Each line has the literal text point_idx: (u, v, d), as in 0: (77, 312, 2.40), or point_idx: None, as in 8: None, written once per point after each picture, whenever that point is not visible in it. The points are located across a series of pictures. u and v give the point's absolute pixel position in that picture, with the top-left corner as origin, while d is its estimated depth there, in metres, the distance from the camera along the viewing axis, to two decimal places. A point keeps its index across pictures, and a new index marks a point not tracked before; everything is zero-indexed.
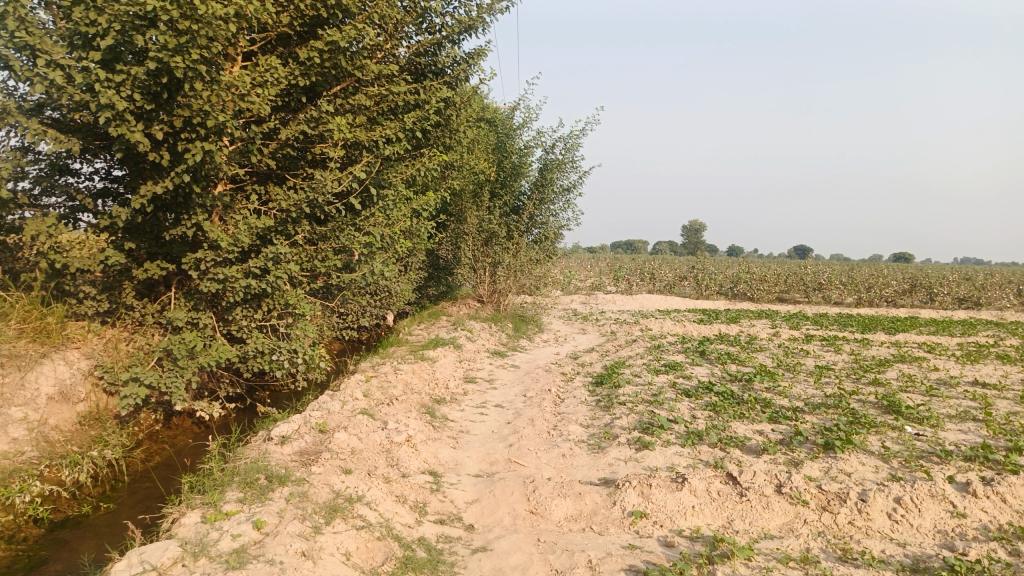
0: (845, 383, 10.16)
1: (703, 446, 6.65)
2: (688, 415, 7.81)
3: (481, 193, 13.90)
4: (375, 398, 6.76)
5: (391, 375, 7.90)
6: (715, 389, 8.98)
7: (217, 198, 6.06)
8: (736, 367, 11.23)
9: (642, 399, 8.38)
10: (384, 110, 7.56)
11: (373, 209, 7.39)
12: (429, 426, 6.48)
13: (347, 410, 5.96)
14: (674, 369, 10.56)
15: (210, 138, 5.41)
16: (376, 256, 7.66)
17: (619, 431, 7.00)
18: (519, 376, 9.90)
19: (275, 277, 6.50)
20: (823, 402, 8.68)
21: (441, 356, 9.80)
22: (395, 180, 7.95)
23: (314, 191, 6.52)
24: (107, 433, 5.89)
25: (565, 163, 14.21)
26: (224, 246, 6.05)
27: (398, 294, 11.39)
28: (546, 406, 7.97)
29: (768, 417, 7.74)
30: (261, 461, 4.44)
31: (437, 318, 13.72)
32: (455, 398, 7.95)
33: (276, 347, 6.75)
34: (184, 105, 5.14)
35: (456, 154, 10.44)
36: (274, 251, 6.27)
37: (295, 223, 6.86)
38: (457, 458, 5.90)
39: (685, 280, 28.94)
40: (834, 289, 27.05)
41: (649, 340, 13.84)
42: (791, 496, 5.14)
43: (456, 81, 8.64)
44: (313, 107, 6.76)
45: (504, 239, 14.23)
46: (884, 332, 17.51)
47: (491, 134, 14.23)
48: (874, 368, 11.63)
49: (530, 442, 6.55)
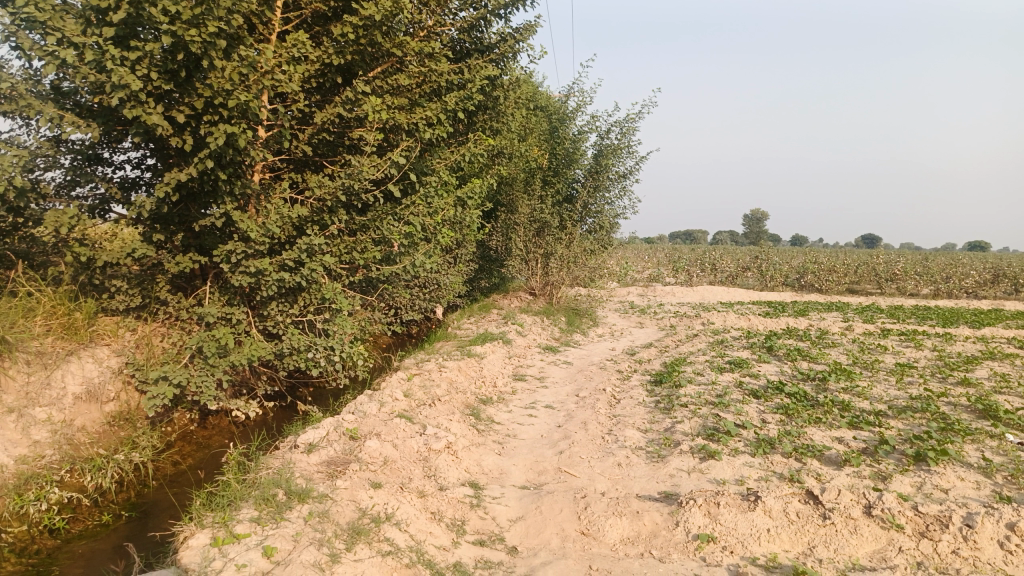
0: (931, 384, 9.26)
1: (776, 455, 6.01)
2: (757, 419, 7.13)
3: (533, 181, 13.33)
4: (416, 399, 6.32)
5: (435, 372, 7.45)
6: (785, 389, 8.25)
7: (247, 185, 5.69)
8: (808, 365, 10.41)
9: (705, 400, 7.72)
10: (427, 91, 7.08)
11: (414, 197, 6.92)
12: (473, 430, 6.01)
13: (383, 414, 5.53)
14: (739, 367, 9.84)
15: (235, 120, 5.00)
16: (418, 247, 7.20)
17: (681, 437, 6.39)
18: (572, 374, 9.35)
19: (309, 270, 6.11)
20: (908, 406, 7.85)
21: (489, 352, 9.34)
22: (439, 166, 7.48)
23: (350, 177, 6.08)
24: (136, 435, 5.62)
25: (622, 149, 13.47)
26: (256, 237, 5.68)
27: (446, 286, 10.98)
28: (601, 407, 7.41)
29: (847, 422, 6.99)
30: (283, 474, 4.03)
31: (488, 311, 13.27)
32: (503, 398, 7.47)
33: (312, 344, 6.36)
34: (206, 84, 4.75)
35: (505, 139, 9.91)
36: (308, 242, 5.86)
37: (331, 212, 6.44)
38: (502, 467, 5.41)
39: (748, 271, 27.80)
40: (909, 280, 25.54)
41: (711, 334, 13.09)
42: (883, 520, 4.42)
43: (503, 59, 8.09)
44: (350, 87, 6.32)
45: (557, 229, 13.66)
46: (968, 326, 16.22)
47: (544, 120, 13.64)
48: (962, 367, 10.63)
49: (583, 448, 6.00)
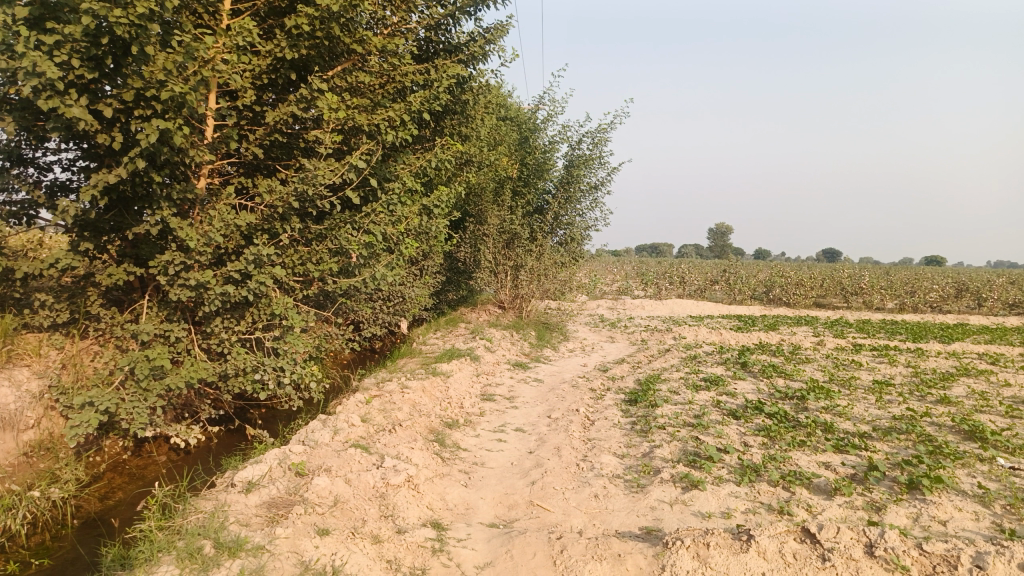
0: (911, 403, 8.98)
1: (762, 484, 5.60)
2: (738, 443, 6.74)
3: (503, 191, 12.90)
4: (375, 425, 5.79)
5: (397, 393, 6.92)
6: (766, 410, 7.89)
7: (187, 189, 5.14)
8: (785, 382, 10.08)
9: (683, 422, 7.32)
10: (390, 92, 6.59)
11: (376, 204, 6.40)
12: (437, 458, 5.51)
13: (337, 443, 5.01)
14: (715, 385, 9.48)
15: (171, 115, 4.45)
16: (380, 259, 6.68)
17: (660, 464, 5.95)
18: (543, 392, 8.90)
19: (257, 283, 5.55)
20: (893, 427, 7.53)
21: (456, 369, 8.83)
22: (403, 171, 6.99)
23: (303, 182, 5.55)
24: (58, 468, 5.03)
25: (593, 160, 13.11)
26: (196, 246, 5.12)
27: (411, 300, 10.48)
28: (575, 430, 6.95)
29: (833, 445, 6.63)
30: (215, 521, 3.49)
31: (455, 326, 12.78)
32: (470, 421, 6.97)
33: (260, 365, 5.79)
34: (136, 75, 4.19)
35: (474, 146, 9.46)
36: (256, 252, 5.31)
37: (283, 221, 5.90)
38: (468, 501, 4.92)
39: (716, 284, 27.71)
40: (874, 294, 25.64)
41: (684, 350, 12.74)
42: (887, 562, 3.98)
43: (472, 60, 7.65)
44: (304, 85, 5.81)
45: (527, 240, 13.23)
46: (937, 341, 16.16)
47: (514, 129, 13.25)
48: (939, 384, 10.41)
49: (556, 478, 5.52)
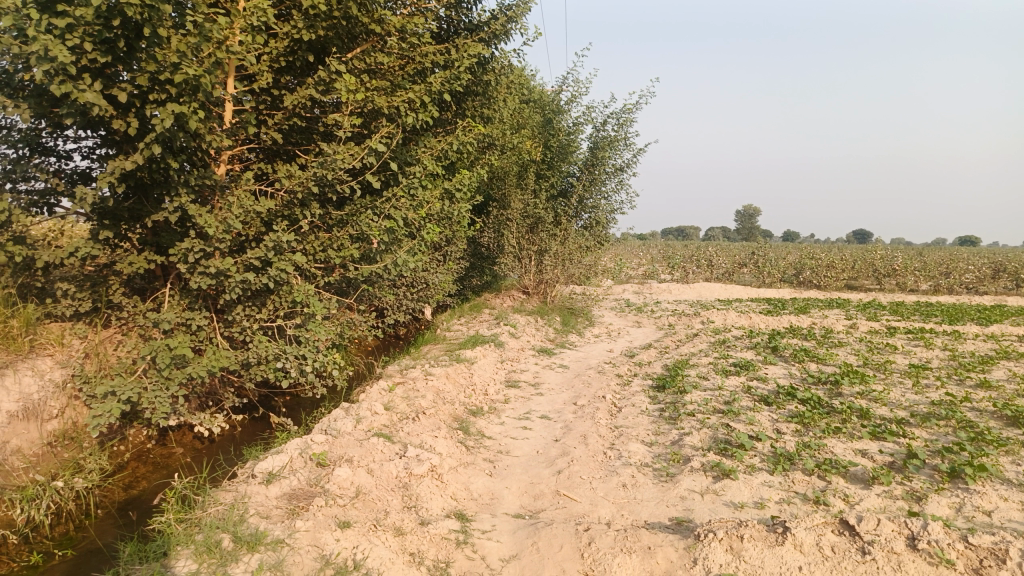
0: (950, 388, 8.68)
1: (796, 473, 5.42)
2: (770, 430, 6.55)
3: (526, 175, 12.73)
4: (398, 413, 5.70)
5: (420, 381, 6.83)
6: (798, 395, 7.67)
7: (206, 175, 5.07)
8: (817, 367, 9.82)
9: (713, 408, 7.14)
10: (410, 74, 6.45)
11: (396, 189, 6.28)
12: (462, 447, 5.41)
13: (359, 432, 4.92)
14: (745, 370, 9.27)
15: (185, 99, 4.35)
16: (401, 245, 6.57)
17: (690, 452, 5.79)
18: (569, 379, 8.77)
19: (277, 270, 5.47)
20: (931, 413, 7.28)
21: (480, 356, 8.73)
22: (424, 155, 6.86)
23: (322, 167, 5.44)
24: (82, 457, 5.03)
25: (619, 141, 12.86)
26: (215, 233, 5.04)
27: (435, 285, 10.39)
28: (601, 417, 6.81)
29: (869, 432, 6.40)
30: (234, 513, 3.42)
31: (479, 312, 12.69)
32: (494, 408, 6.86)
33: (281, 353, 5.72)
34: (150, 58, 4.10)
35: (496, 129, 9.29)
36: (275, 239, 5.22)
37: (303, 207, 5.80)
38: (493, 491, 4.81)
39: (744, 267, 27.30)
40: (908, 276, 25.03)
41: (712, 334, 12.51)
42: (932, 556, 3.80)
43: (493, 39, 7.47)
44: (322, 67, 5.69)
45: (551, 224, 13.05)
46: (974, 323, 15.71)
47: (537, 111, 13.04)
48: (978, 368, 10.08)
49: (583, 467, 5.39)
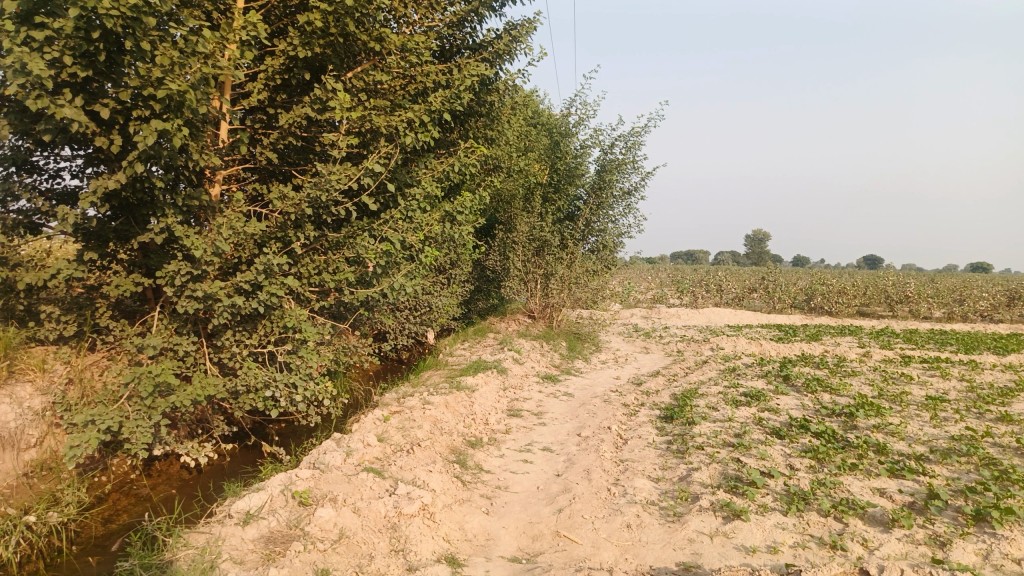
0: (970, 421, 8.34)
1: (811, 514, 5.12)
2: (783, 466, 6.25)
3: (532, 198, 12.56)
4: (392, 445, 5.46)
5: (418, 410, 6.58)
6: (812, 428, 7.36)
7: (194, 196, 4.89)
8: (830, 398, 9.49)
9: (723, 442, 6.84)
10: (411, 93, 6.28)
11: (394, 211, 6.08)
12: (457, 482, 5.14)
13: (349, 467, 4.67)
14: (756, 400, 8.97)
15: (170, 117, 4.17)
16: (399, 268, 6.36)
17: (699, 490, 5.49)
18: (573, 407, 8.49)
19: (268, 294, 5.26)
20: (952, 449, 6.96)
21: (482, 383, 8.48)
22: (424, 176, 6.67)
23: (316, 188, 5.24)
24: (60, 489, 4.79)
25: (627, 164, 12.67)
26: (202, 255, 4.84)
27: (437, 309, 10.17)
28: (606, 450, 6.53)
29: (887, 469, 6.09)
30: (205, 558, 3.19)
31: (483, 336, 12.45)
32: (494, 439, 6.60)
33: (271, 381, 5.48)
34: (133, 73, 3.93)
35: (500, 150, 9.12)
36: (265, 261, 5.01)
37: (297, 228, 5.60)
38: (488, 531, 4.53)
39: (754, 292, 26.98)
40: (921, 303, 24.59)
41: (722, 362, 12.21)
42: None
43: (497, 59, 7.32)
44: (319, 86, 5.52)
45: (558, 248, 12.83)
46: (991, 353, 15.32)
47: (544, 133, 12.90)
48: (998, 400, 9.73)
49: (585, 505, 5.11)
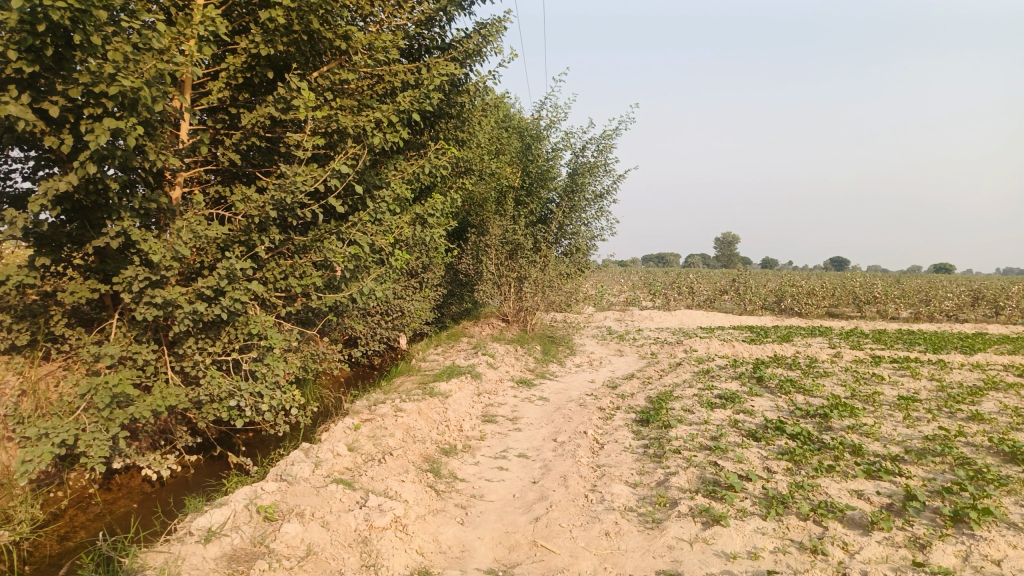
0: (942, 421, 8.39)
1: (791, 518, 5.06)
2: (760, 469, 6.19)
3: (505, 200, 12.45)
4: (362, 454, 5.28)
5: (389, 418, 6.40)
6: (787, 430, 7.33)
7: (153, 197, 4.68)
8: (803, 399, 9.50)
9: (700, 445, 6.77)
10: (380, 93, 6.12)
11: (363, 213, 5.91)
12: (431, 492, 4.98)
13: (317, 478, 4.50)
14: (731, 402, 8.94)
15: (125, 114, 3.97)
16: (369, 272, 6.19)
17: (677, 495, 5.41)
18: (549, 412, 8.38)
19: (232, 299, 5.06)
20: (926, 449, 6.97)
21: (455, 388, 8.33)
22: (394, 178, 6.51)
23: (281, 189, 5.06)
24: (11, 506, 4.55)
25: (599, 167, 12.62)
26: (162, 260, 4.64)
27: (409, 314, 10.00)
28: (582, 455, 6.42)
29: (864, 471, 6.06)
30: None
31: (456, 341, 12.30)
32: (468, 446, 6.45)
33: (235, 390, 5.28)
34: (85, 69, 3.73)
35: (472, 152, 9.00)
36: (229, 265, 4.82)
37: (262, 232, 5.41)
38: (463, 542, 4.39)
39: (726, 294, 27.15)
40: (889, 303, 24.93)
41: (696, 364, 12.19)
42: None
43: (468, 58, 7.20)
44: (283, 84, 5.34)
45: (531, 251, 12.73)
46: (958, 352, 15.53)
47: (516, 136, 12.80)
48: (968, 399, 9.82)
49: (562, 513, 4.98)
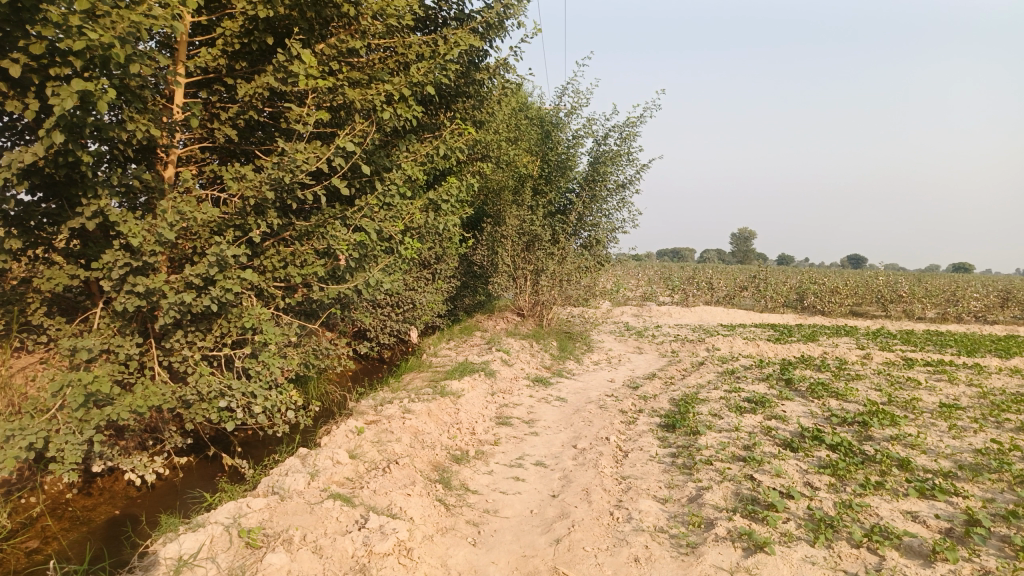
0: (990, 432, 7.76)
1: (841, 545, 4.50)
2: (801, 484, 5.64)
3: (523, 189, 11.92)
4: (365, 463, 4.78)
5: (397, 420, 5.91)
6: (826, 440, 6.74)
7: (135, 174, 4.19)
8: (838, 404, 8.90)
9: (733, 456, 6.22)
10: (391, 67, 5.58)
11: (370, 197, 5.39)
12: (439, 509, 4.47)
13: (312, 493, 4.01)
14: (762, 407, 8.36)
15: (95, 77, 3.46)
16: (376, 261, 5.68)
17: (712, 514, 4.87)
18: (567, 414, 7.86)
19: (224, 289, 4.57)
20: (981, 464, 6.36)
21: (468, 387, 7.83)
22: (405, 160, 5.98)
23: (279, 168, 4.56)
24: None
25: (622, 156, 12.02)
26: (143, 243, 4.14)
27: (421, 307, 9.50)
28: (605, 465, 5.89)
29: (917, 489, 5.48)
30: None
31: (470, 335, 11.82)
32: (481, 453, 5.94)
33: (225, 389, 4.79)
34: (46, 22, 3.22)
35: (489, 136, 8.46)
36: (218, 251, 4.31)
37: (259, 214, 4.90)
38: (475, 569, 3.88)
39: (745, 291, 26.48)
40: (915, 303, 24.10)
41: (720, 363, 11.62)
42: None
43: (488, 32, 6.66)
44: (283, 52, 4.82)
45: (548, 243, 12.19)
46: (993, 356, 14.81)
47: (535, 123, 12.25)
48: (1015, 407, 9.17)
49: (586, 535, 4.46)
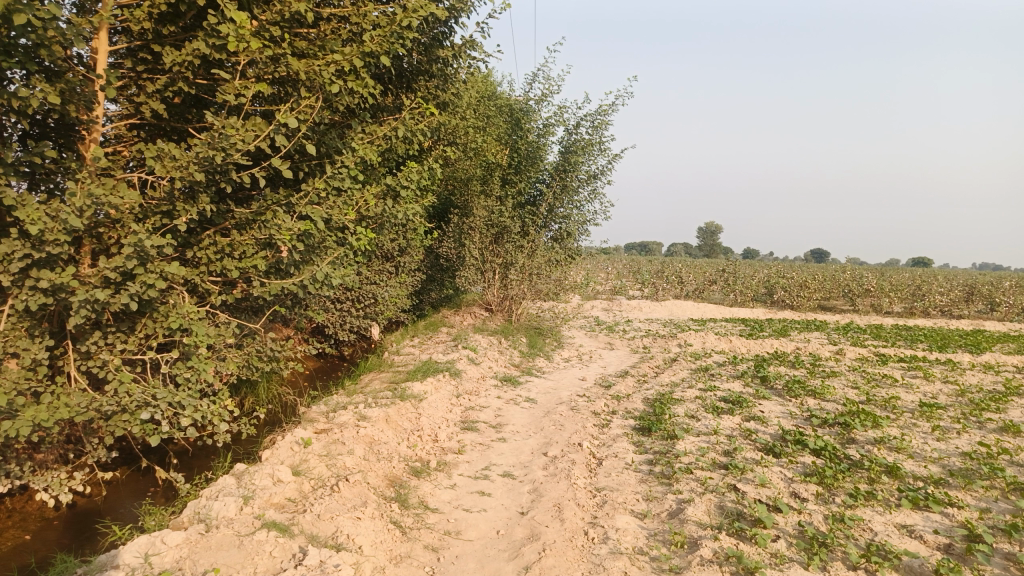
0: (974, 433, 7.46)
1: (837, 567, 4.09)
2: (788, 495, 5.24)
3: (491, 179, 11.41)
4: (310, 481, 4.25)
5: (349, 429, 5.38)
6: (810, 445, 6.36)
7: (37, 151, 3.60)
8: (816, 404, 8.56)
9: (713, 463, 5.80)
10: (343, 38, 5.03)
11: (318, 182, 4.85)
12: (393, 533, 3.96)
13: (245, 521, 3.48)
14: (739, 407, 7.98)
15: None
16: (326, 254, 5.15)
17: (696, 532, 4.43)
18: (537, 417, 7.40)
19: (146, 285, 4.00)
20: (971, 470, 6.03)
21: (430, 389, 7.32)
22: (358, 142, 5.43)
23: (210, 147, 3.99)
24: None
25: (593, 145, 11.58)
26: (45, 232, 3.56)
27: (382, 303, 8.93)
28: (577, 476, 5.44)
29: (910, 499, 5.11)
30: None
31: (435, 332, 11.27)
32: (442, 463, 5.44)
33: (151, 399, 4.23)
34: None
35: (455, 120, 7.93)
36: (135, 241, 3.73)
37: (190, 200, 4.35)
38: None
39: (715, 285, 26.32)
40: (883, 297, 24.04)
41: (694, 360, 11.25)
42: None
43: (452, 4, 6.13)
44: (217, 16, 4.26)
45: (518, 235, 11.70)
46: (964, 351, 14.70)
47: (504, 110, 11.73)
48: (994, 406, 8.93)
49: (558, 560, 3.98)
